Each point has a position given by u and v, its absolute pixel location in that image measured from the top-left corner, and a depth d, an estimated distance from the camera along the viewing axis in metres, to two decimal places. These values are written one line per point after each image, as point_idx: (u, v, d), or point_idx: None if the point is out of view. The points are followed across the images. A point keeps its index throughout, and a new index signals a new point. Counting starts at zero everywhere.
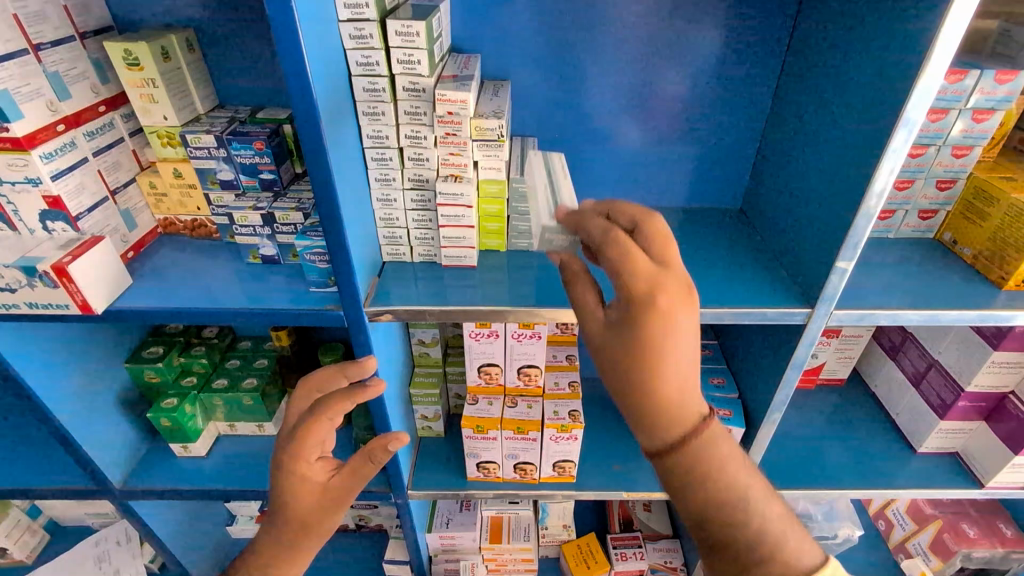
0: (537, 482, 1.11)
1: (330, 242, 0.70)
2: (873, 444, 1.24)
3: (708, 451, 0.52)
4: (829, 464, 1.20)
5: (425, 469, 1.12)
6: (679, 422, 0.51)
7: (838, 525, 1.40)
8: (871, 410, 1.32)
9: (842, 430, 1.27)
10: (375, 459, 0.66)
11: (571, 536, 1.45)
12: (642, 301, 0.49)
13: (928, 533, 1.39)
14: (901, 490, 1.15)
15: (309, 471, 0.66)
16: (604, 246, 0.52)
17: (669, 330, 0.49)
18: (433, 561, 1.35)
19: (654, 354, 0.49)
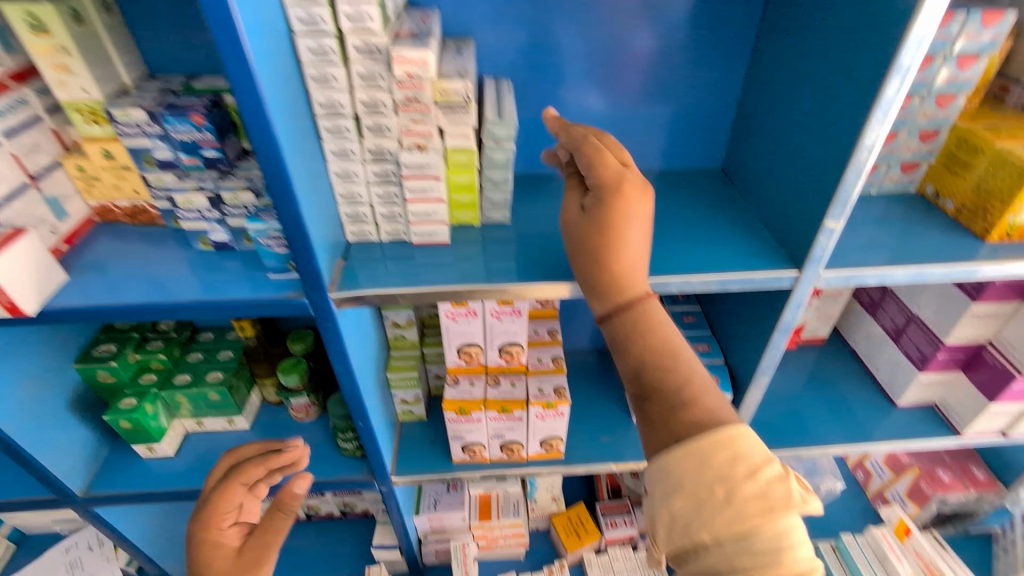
0: (524, 461, 1.09)
1: (291, 232, 0.64)
2: (855, 401, 1.25)
3: (651, 313, 0.66)
4: (814, 422, 1.20)
5: (409, 453, 1.09)
6: (629, 280, 0.67)
7: (820, 480, 1.49)
8: (851, 366, 1.33)
9: (824, 389, 1.27)
10: (286, 510, 0.82)
11: (560, 508, 1.46)
12: (608, 185, 0.66)
13: (905, 483, 1.43)
14: (882, 444, 1.16)
15: (226, 541, 0.80)
16: (584, 149, 0.69)
17: (625, 205, 0.65)
18: (423, 543, 1.34)
19: (614, 222, 0.65)
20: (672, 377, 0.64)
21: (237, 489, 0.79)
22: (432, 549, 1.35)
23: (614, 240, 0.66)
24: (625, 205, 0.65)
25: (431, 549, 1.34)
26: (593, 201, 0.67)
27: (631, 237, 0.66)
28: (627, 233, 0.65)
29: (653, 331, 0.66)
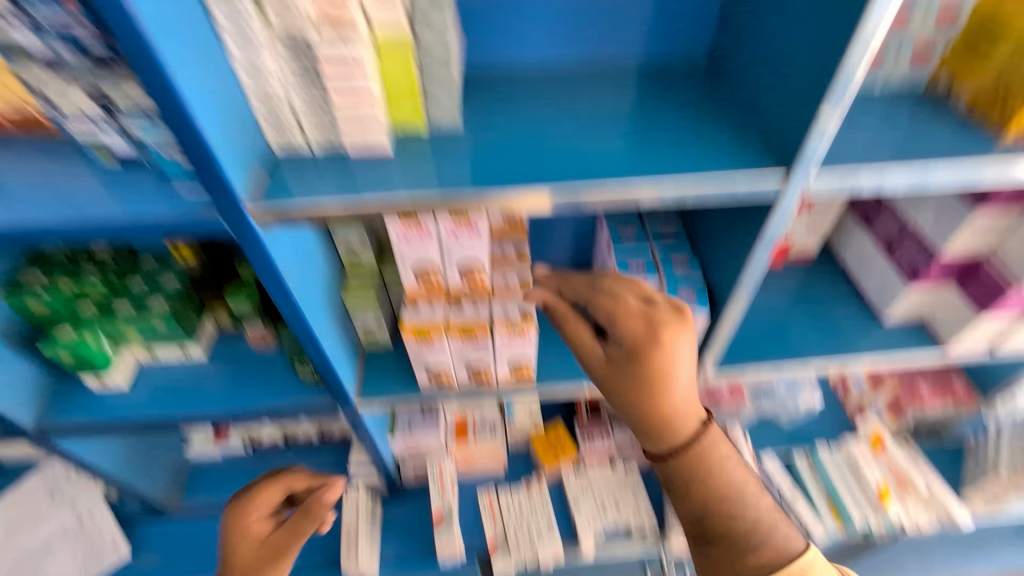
0: (494, 386, 1.07)
1: (166, 113, 0.55)
2: (840, 318, 1.20)
3: (680, 409, 0.85)
4: (794, 340, 1.16)
5: (374, 379, 1.06)
6: (666, 390, 0.83)
7: (800, 400, 1.45)
8: (839, 283, 1.27)
9: (809, 307, 1.22)
10: (308, 514, 0.99)
11: (539, 429, 1.44)
12: (643, 346, 0.81)
13: (883, 398, 1.43)
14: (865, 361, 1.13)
15: (253, 531, 0.99)
16: (600, 295, 0.85)
17: (658, 343, 0.81)
18: (402, 464, 1.35)
19: (652, 363, 0.81)
20: (704, 456, 0.88)
21: (274, 489, 1.03)
22: (411, 468, 1.36)
23: (659, 366, 0.82)
24: (669, 355, 0.81)
25: (410, 468, 1.36)
26: (618, 350, 0.84)
27: (670, 388, 0.83)
28: (671, 377, 0.82)
29: (685, 430, 0.87)
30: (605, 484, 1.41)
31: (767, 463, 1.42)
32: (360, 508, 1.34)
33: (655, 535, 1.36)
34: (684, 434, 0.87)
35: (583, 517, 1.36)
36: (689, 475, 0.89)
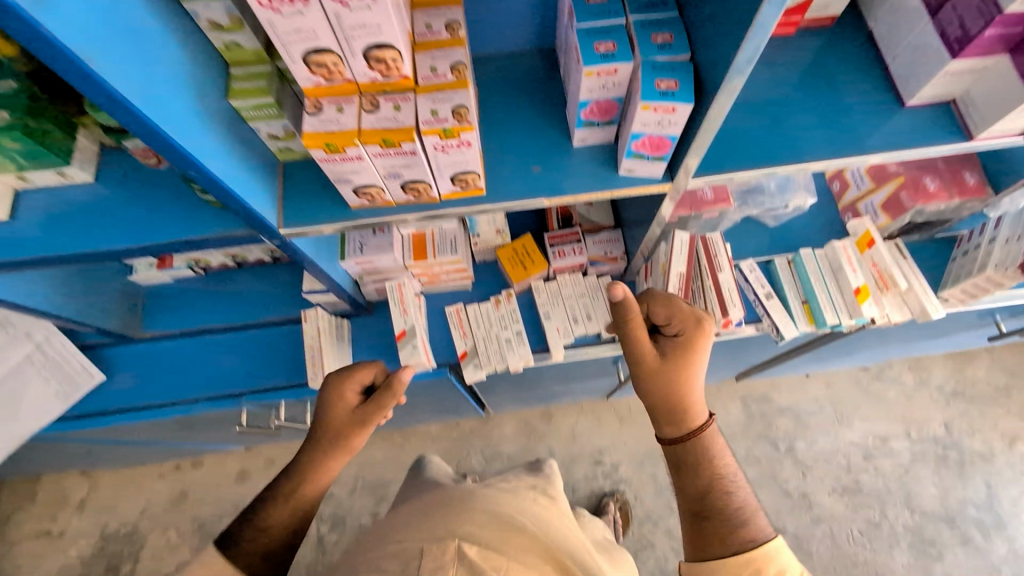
0: (437, 202, 0.94)
1: None
2: (855, 104, 1.00)
3: (698, 401, 0.97)
4: (795, 134, 0.98)
5: (299, 200, 0.92)
6: (694, 381, 0.97)
7: (790, 197, 1.30)
8: (862, 58, 1.03)
9: (821, 92, 1.01)
10: (393, 390, 1.03)
11: (506, 242, 1.36)
12: (691, 328, 0.99)
13: (885, 193, 1.29)
14: (872, 156, 0.97)
15: (341, 407, 1.04)
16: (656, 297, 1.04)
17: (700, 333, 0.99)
18: (362, 283, 1.30)
19: (693, 338, 0.99)
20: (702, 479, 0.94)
21: (368, 374, 1.09)
22: (373, 286, 1.32)
23: (684, 360, 0.97)
24: (697, 350, 0.98)
25: (372, 287, 1.31)
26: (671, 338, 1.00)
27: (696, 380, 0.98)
28: (695, 379, 0.98)
29: (705, 458, 0.96)
30: (577, 296, 1.36)
31: (747, 272, 1.37)
32: (321, 334, 1.24)
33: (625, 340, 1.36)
34: (697, 464, 0.96)
35: (554, 326, 1.34)
36: (694, 476, 0.95)
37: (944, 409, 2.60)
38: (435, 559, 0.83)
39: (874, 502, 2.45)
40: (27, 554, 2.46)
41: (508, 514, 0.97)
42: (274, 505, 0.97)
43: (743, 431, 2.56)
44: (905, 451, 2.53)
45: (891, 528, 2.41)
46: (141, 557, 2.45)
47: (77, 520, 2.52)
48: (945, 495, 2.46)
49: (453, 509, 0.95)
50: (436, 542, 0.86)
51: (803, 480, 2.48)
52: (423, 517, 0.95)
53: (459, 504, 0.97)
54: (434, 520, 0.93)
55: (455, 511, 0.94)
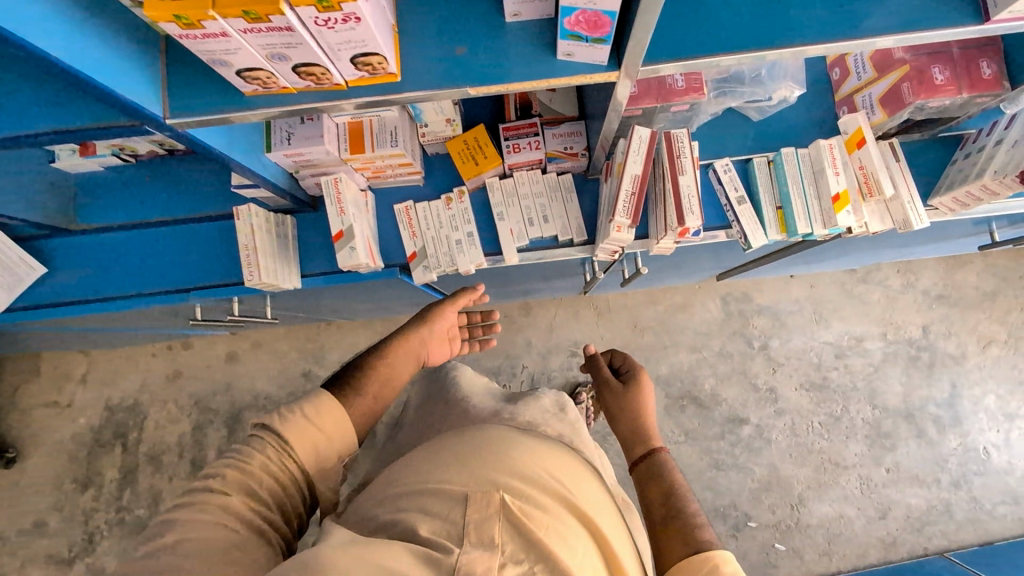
0: (346, 90, 0.81)
1: None
2: None
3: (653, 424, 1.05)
4: (776, 9, 0.82)
5: (186, 85, 0.80)
6: (649, 409, 1.09)
7: (775, 87, 1.16)
8: None
9: None
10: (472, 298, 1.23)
11: (457, 133, 1.24)
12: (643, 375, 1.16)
13: (887, 83, 1.13)
14: (874, 41, 0.82)
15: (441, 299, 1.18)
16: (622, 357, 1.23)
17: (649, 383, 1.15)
18: (299, 175, 1.21)
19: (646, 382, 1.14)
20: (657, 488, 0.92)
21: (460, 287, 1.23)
22: (311, 179, 1.23)
23: (638, 386, 1.12)
24: (646, 383, 1.14)
25: (310, 179, 1.22)
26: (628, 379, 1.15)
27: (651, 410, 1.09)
28: (649, 410, 1.09)
29: (671, 472, 0.96)
30: (534, 195, 1.28)
31: (721, 172, 1.26)
32: (255, 232, 1.17)
33: (581, 246, 1.28)
34: (661, 470, 0.95)
35: (507, 228, 1.27)
36: (656, 480, 0.93)
37: (926, 312, 2.58)
38: (479, 511, 0.72)
39: (838, 397, 2.53)
40: (41, 421, 2.66)
41: (551, 458, 0.85)
42: (374, 367, 0.95)
43: (720, 328, 2.58)
44: (877, 351, 2.56)
45: (850, 421, 2.51)
46: (146, 426, 2.65)
47: (82, 392, 2.68)
48: (909, 393, 2.53)
49: (493, 454, 0.80)
50: (478, 490, 0.74)
51: (772, 376, 2.54)
52: (454, 452, 0.81)
53: (500, 445, 0.82)
54: (471, 459, 0.79)
55: (499, 456, 0.80)
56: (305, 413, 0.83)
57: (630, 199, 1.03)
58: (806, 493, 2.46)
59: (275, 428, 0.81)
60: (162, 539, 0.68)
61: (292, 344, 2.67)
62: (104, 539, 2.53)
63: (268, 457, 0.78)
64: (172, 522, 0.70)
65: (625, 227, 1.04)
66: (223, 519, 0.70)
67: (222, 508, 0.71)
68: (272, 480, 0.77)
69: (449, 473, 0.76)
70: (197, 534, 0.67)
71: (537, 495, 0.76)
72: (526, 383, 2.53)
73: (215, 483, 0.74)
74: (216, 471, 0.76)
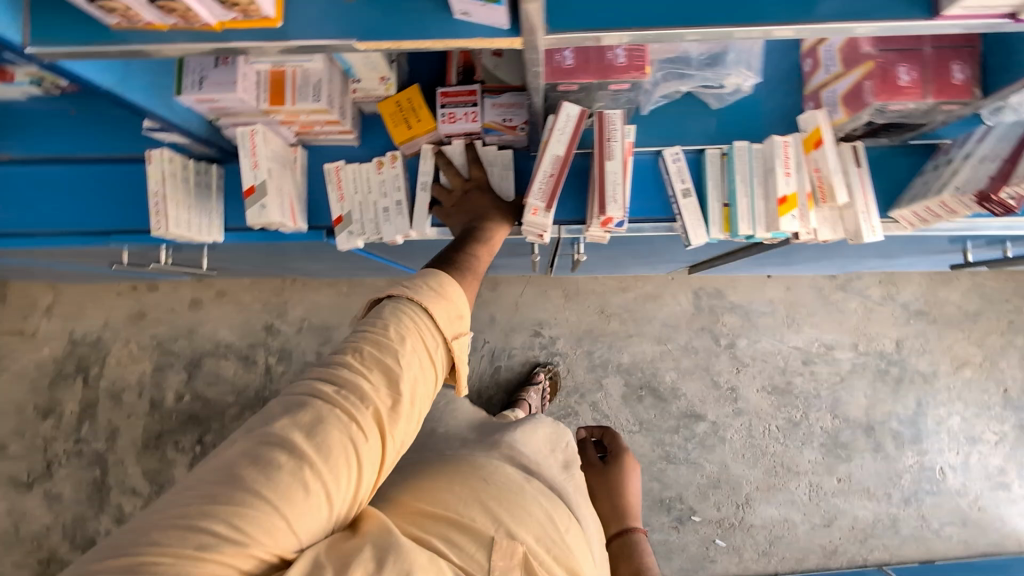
0: (223, 31, 0.74)
1: None
2: None
3: (632, 497, 1.21)
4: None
5: (49, 11, 0.73)
6: (629, 481, 1.23)
7: (730, 74, 1.13)
8: None
9: None
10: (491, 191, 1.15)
11: (390, 93, 1.17)
12: (624, 449, 1.29)
13: (850, 80, 1.04)
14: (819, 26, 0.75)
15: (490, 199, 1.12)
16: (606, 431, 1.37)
17: (630, 459, 1.28)
18: (219, 121, 1.15)
19: (626, 456, 1.28)
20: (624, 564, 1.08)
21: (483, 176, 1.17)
22: (233, 126, 1.16)
23: (620, 471, 1.23)
24: (629, 467, 1.25)
25: (231, 127, 1.16)
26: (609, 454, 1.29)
27: (630, 482, 1.23)
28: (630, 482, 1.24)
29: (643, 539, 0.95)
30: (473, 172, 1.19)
31: (669, 161, 1.18)
32: (168, 179, 1.11)
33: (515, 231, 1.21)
34: (634, 546, 1.10)
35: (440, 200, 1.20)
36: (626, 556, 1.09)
37: (902, 327, 2.52)
38: (504, 559, 0.78)
39: (799, 403, 2.49)
40: (5, 347, 2.66)
41: (553, 512, 0.91)
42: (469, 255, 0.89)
43: (688, 322, 2.53)
44: (846, 362, 2.51)
45: (808, 428, 2.47)
46: (107, 362, 2.65)
47: (46, 323, 2.67)
48: (872, 406, 2.49)
49: (513, 500, 0.88)
50: (504, 539, 0.80)
51: (735, 375, 2.50)
52: (474, 492, 0.86)
53: (519, 496, 0.89)
54: (495, 505, 0.85)
55: (521, 506, 0.87)
56: (432, 288, 0.76)
57: (548, 182, 0.99)
58: (754, 493, 2.44)
59: (413, 299, 0.74)
60: (297, 416, 0.62)
61: (256, 296, 2.65)
62: (62, 468, 2.57)
63: (405, 334, 0.70)
64: (307, 399, 0.64)
65: (541, 210, 1.00)
66: (356, 414, 0.64)
67: (357, 401, 0.64)
68: (410, 362, 0.69)
69: (474, 513, 0.82)
70: (333, 429, 0.61)
71: (546, 556, 0.83)
72: (486, 357, 2.51)
73: (349, 363, 0.67)
74: (349, 344, 0.69)
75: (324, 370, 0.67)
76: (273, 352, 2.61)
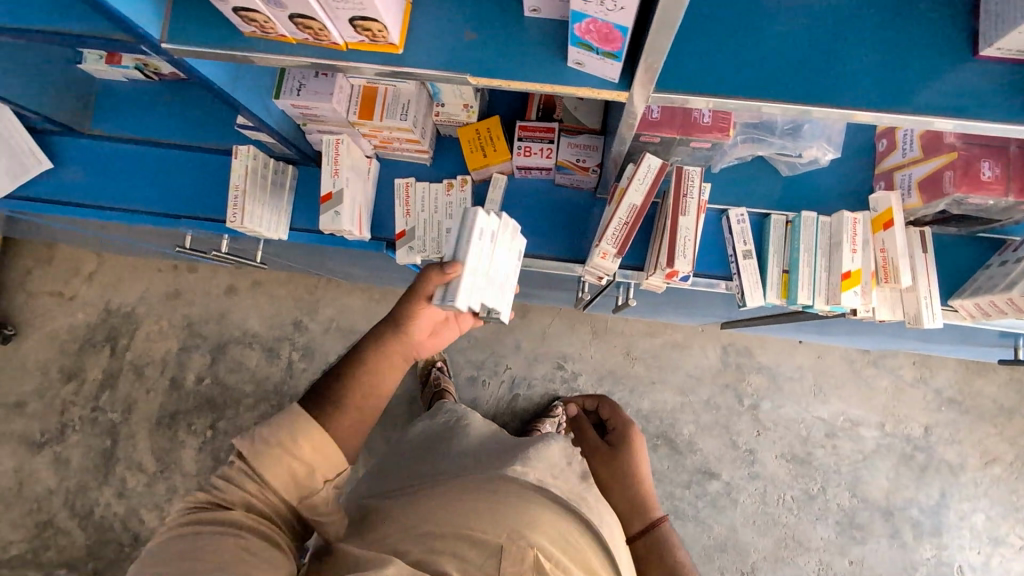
0: (345, 51, 0.78)
1: None
2: (916, 50, 0.79)
3: None
4: (796, 65, 0.79)
5: (190, 12, 0.78)
6: None
7: (809, 145, 1.15)
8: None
9: (867, 22, 0.81)
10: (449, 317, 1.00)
11: (471, 120, 1.21)
12: None
13: (930, 168, 1.05)
14: (921, 118, 0.77)
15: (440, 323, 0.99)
16: None
17: None
18: (306, 126, 1.19)
19: None
20: None
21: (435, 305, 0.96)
22: (317, 132, 1.21)
23: None
24: None
25: (316, 133, 1.20)
26: None
27: None
28: None
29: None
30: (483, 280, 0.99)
31: (734, 222, 1.19)
32: (249, 175, 1.15)
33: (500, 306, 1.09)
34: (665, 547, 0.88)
35: None
36: None
37: (932, 413, 2.46)
38: (513, 563, 0.83)
39: (818, 476, 2.42)
40: (42, 307, 2.71)
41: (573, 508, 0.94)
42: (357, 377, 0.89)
43: (713, 376, 2.50)
44: (870, 441, 2.45)
45: (825, 503, 2.41)
46: (136, 335, 2.69)
47: (86, 289, 2.72)
48: (893, 490, 2.42)
49: (524, 503, 0.91)
50: (512, 543, 0.84)
51: (755, 438, 2.45)
52: (483, 503, 0.90)
53: (527, 503, 0.92)
54: (506, 512, 0.89)
55: (530, 508, 0.91)
56: (290, 434, 0.81)
57: (621, 230, 1.01)
58: (761, 563, 2.37)
59: (252, 461, 0.80)
60: (180, 545, 0.72)
61: (289, 291, 2.69)
62: (75, 433, 2.60)
63: (259, 483, 0.79)
64: (190, 528, 0.73)
65: (611, 255, 1.03)
66: (232, 532, 0.74)
67: (231, 528, 0.74)
68: (269, 497, 0.79)
69: (479, 524, 0.87)
70: (212, 543, 0.72)
71: (563, 557, 0.87)
72: (505, 384, 2.50)
73: (216, 499, 0.77)
74: (210, 487, 0.78)
75: (189, 512, 0.76)
76: (297, 348, 2.64)
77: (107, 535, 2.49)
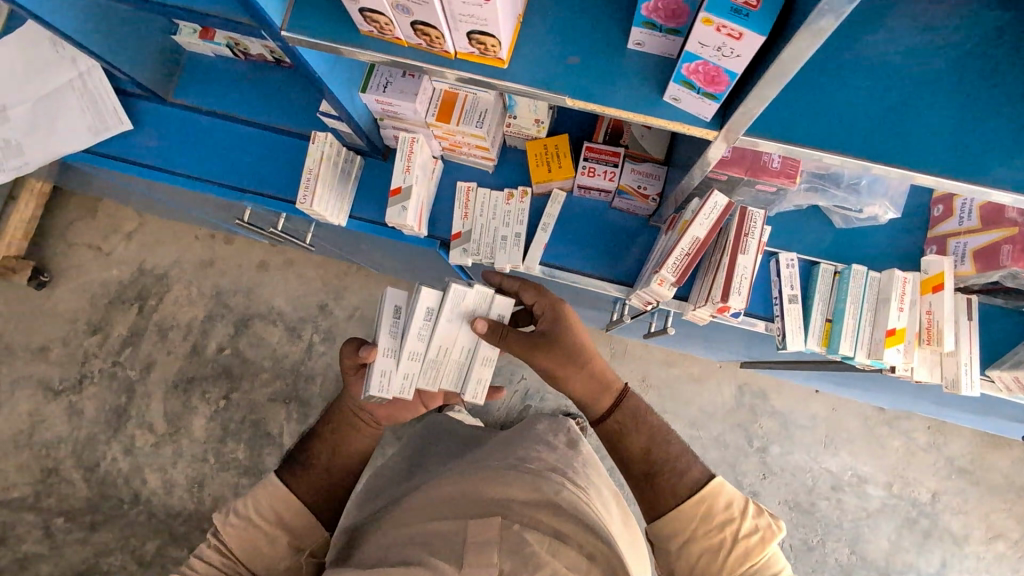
0: (453, 59, 0.82)
1: None
2: (1003, 127, 0.82)
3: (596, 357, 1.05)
4: (882, 124, 0.82)
5: (312, 6, 0.83)
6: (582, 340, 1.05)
7: (869, 202, 1.20)
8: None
9: (962, 92, 0.83)
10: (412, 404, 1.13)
11: (540, 135, 1.25)
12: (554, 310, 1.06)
13: (989, 239, 1.09)
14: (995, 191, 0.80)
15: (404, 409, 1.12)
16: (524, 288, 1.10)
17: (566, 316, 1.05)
18: (382, 122, 1.23)
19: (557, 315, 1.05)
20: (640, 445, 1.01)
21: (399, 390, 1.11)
22: (390, 128, 1.25)
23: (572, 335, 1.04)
24: (574, 322, 1.06)
25: (389, 128, 1.24)
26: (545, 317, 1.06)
27: (584, 339, 1.05)
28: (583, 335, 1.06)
29: (682, 487, 0.96)
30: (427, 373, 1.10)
31: (784, 265, 1.20)
32: (322, 162, 1.19)
33: (461, 375, 1.12)
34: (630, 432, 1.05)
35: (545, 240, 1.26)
36: (632, 438, 1.02)
37: (942, 480, 2.44)
38: (476, 533, 0.85)
39: (818, 528, 2.41)
40: (78, 258, 2.76)
41: (541, 481, 1.00)
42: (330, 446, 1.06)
43: (725, 414, 2.50)
44: (875, 499, 2.44)
45: (822, 556, 2.39)
46: (165, 298, 2.74)
47: (123, 247, 2.77)
48: (892, 552, 2.40)
49: (486, 492, 0.96)
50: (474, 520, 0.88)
51: (760, 481, 2.45)
52: (455, 502, 0.95)
53: (487, 488, 0.97)
54: (469, 504, 0.94)
55: (491, 492, 0.96)
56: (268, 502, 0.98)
57: (682, 260, 1.03)
58: None
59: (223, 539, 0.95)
60: None
61: (319, 274, 2.73)
62: (91, 386, 2.64)
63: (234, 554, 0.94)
64: None
65: (668, 283, 1.06)
66: None
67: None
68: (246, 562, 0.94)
69: (446, 515, 0.92)
70: None
71: (536, 525, 0.89)
72: (518, 394, 2.51)
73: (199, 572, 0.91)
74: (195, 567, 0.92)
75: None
76: (319, 332, 2.68)
77: (108, 490, 2.52)
